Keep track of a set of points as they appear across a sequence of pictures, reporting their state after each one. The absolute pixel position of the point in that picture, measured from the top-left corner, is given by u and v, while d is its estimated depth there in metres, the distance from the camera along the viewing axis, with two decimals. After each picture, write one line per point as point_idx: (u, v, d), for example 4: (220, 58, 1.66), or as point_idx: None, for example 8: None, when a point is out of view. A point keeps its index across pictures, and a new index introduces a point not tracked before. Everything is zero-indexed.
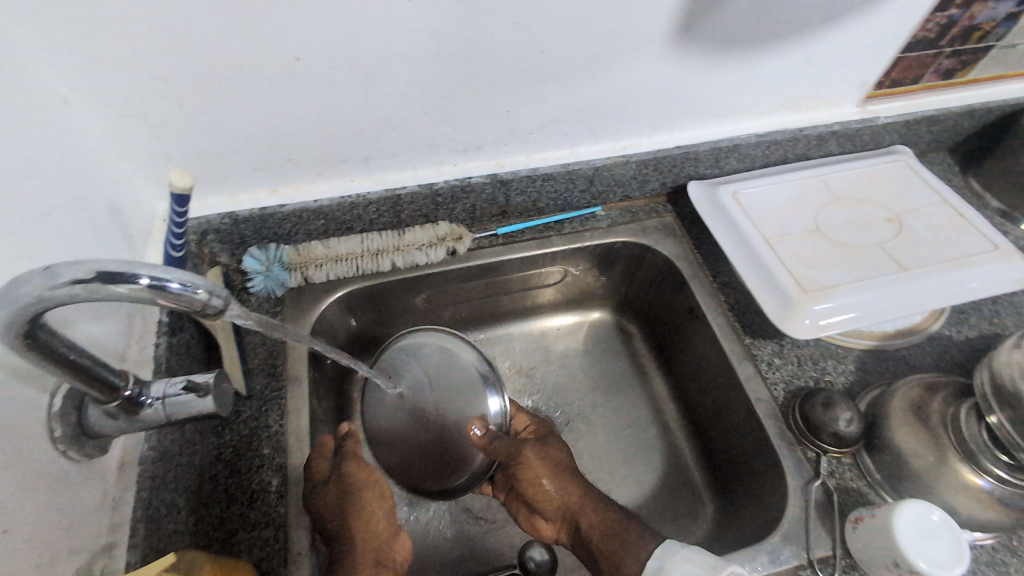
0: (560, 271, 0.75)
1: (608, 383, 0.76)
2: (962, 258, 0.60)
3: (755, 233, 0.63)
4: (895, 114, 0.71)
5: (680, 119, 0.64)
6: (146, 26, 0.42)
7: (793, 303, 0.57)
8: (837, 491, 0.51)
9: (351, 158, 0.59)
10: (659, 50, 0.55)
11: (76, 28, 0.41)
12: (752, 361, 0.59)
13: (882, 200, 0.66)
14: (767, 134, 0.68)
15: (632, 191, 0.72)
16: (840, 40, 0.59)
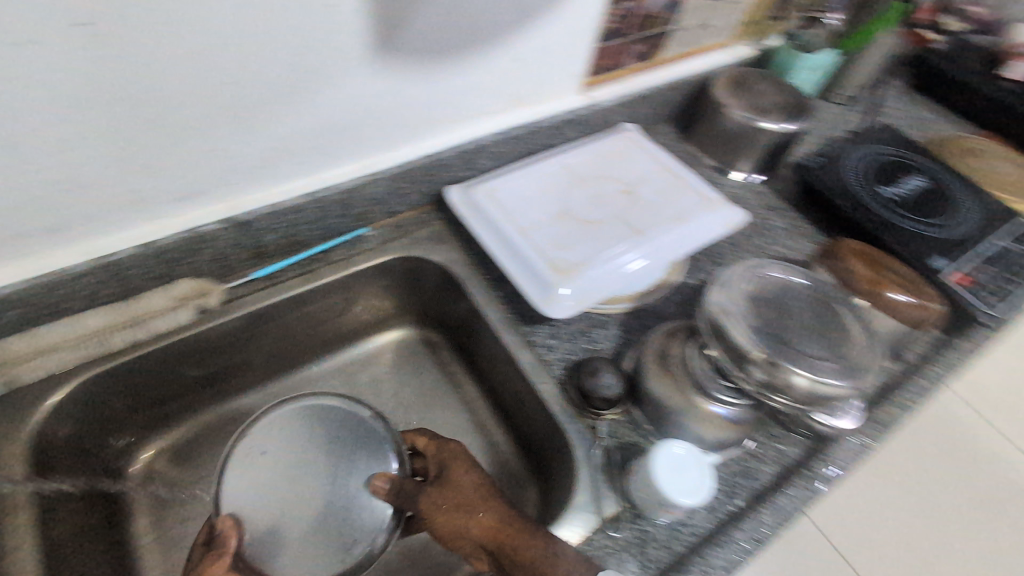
0: (344, 300, 0.72)
1: (420, 400, 0.75)
2: (681, 215, 0.71)
3: (511, 228, 0.66)
4: (613, 97, 0.80)
5: (417, 128, 0.65)
6: None
7: (551, 288, 0.61)
8: (617, 449, 0.55)
9: (32, 230, 0.49)
10: (367, 66, 0.54)
11: None
12: (531, 347, 0.62)
13: (613, 175, 0.75)
14: (507, 130, 0.72)
15: (396, 206, 0.71)
16: (539, 37, 0.64)
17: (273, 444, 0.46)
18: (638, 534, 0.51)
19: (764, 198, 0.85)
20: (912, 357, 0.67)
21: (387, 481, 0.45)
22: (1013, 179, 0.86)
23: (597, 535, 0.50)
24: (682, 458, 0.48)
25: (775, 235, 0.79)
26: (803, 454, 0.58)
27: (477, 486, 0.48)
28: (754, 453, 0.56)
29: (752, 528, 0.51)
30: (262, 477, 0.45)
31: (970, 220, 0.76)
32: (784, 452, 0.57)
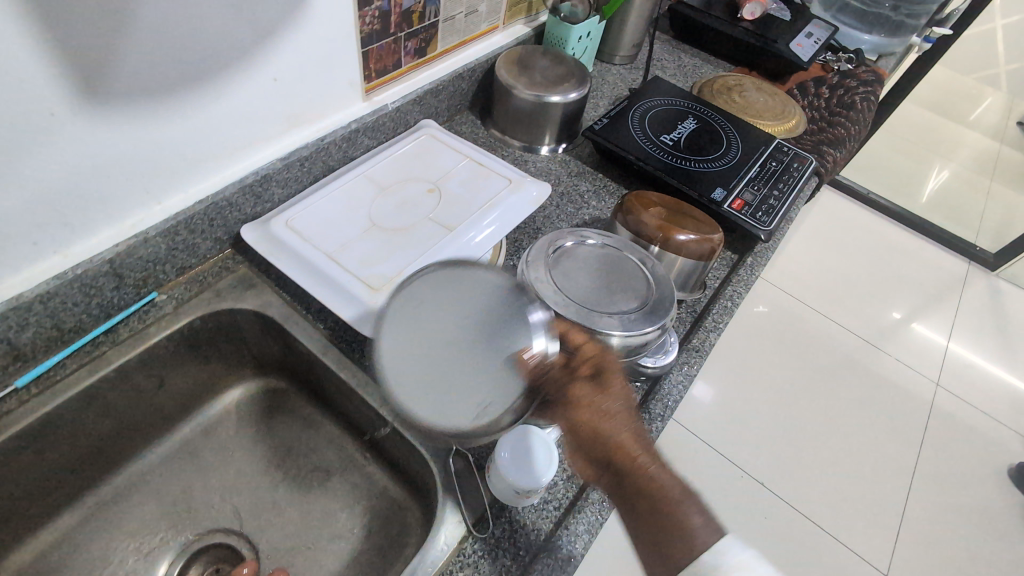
0: (153, 377, 0.63)
1: (278, 457, 0.70)
2: (488, 202, 0.72)
3: (316, 254, 0.63)
4: (399, 98, 0.79)
5: (181, 174, 0.58)
6: None
7: (369, 306, 0.59)
8: (472, 451, 0.56)
9: None
10: (84, 118, 0.47)
11: None
12: (368, 373, 0.60)
13: (417, 176, 0.74)
14: (290, 155, 0.68)
15: (186, 260, 0.63)
16: (289, 52, 0.61)
17: (422, 301, 0.45)
18: (506, 526, 0.52)
19: (568, 166, 0.90)
20: (713, 281, 0.76)
21: (534, 351, 0.42)
22: (763, 106, 1.00)
23: (465, 547, 0.50)
24: (527, 447, 0.50)
25: (583, 199, 0.84)
26: (644, 394, 0.62)
27: (618, 393, 0.43)
28: None
29: None
30: (417, 336, 0.43)
31: (734, 149, 0.87)
32: None
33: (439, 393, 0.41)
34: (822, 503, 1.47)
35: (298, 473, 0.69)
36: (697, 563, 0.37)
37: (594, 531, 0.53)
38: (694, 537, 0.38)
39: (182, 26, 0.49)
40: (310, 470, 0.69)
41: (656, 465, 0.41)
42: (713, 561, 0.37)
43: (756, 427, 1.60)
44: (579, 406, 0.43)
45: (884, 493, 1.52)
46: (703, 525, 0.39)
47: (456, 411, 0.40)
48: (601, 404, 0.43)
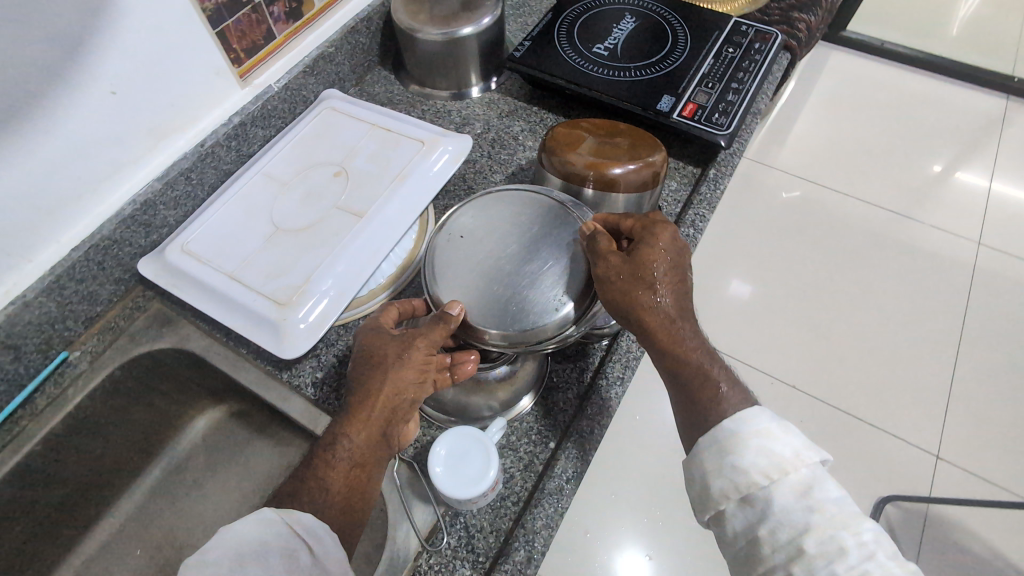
0: (92, 434, 0.61)
1: (247, 482, 0.66)
2: (401, 173, 0.64)
3: (218, 276, 0.57)
4: (284, 74, 0.70)
5: (41, 228, 0.53)
6: None
7: (279, 324, 0.54)
8: (415, 458, 0.51)
9: None
10: None
11: None
12: (299, 392, 0.56)
13: (321, 161, 0.66)
14: (169, 172, 0.61)
15: (86, 309, 0.59)
16: (119, 58, 0.53)
17: (474, 224, 0.50)
18: (462, 534, 0.47)
19: (497, 106, 0.79)
20: (673, 205, 0.67)
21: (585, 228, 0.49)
22: None
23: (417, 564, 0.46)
24: (478, 469, 0.45)
25: (517, 142, 0.74)
26: (606, 349, 0.55)
27: (665, 271, 0.47)
28: (554, 385, 0.54)
29: (563, 469, 0.49)
30: (473, 245, 0.49)
31: (680, 43, 0.74)
32: (585, 364, 0.55)
33: (522, 281, 0.47)
34: (862, 395, 1.40)
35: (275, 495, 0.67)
36: (716, 427, 0.44)
37: (556, 523, 0.48)
38: (730, 409, 0.45)
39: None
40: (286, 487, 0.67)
41: (689, 342, 0.47)
42: (736, 426, 0.44)
43: (785, 328, 1.51)
44: (626, 289, 0.46)
45: (929, 372, 1.42)
46: (731, 398, 0.46)
47: (522, 307, 0.45)
48: (644, 297, 0.46)
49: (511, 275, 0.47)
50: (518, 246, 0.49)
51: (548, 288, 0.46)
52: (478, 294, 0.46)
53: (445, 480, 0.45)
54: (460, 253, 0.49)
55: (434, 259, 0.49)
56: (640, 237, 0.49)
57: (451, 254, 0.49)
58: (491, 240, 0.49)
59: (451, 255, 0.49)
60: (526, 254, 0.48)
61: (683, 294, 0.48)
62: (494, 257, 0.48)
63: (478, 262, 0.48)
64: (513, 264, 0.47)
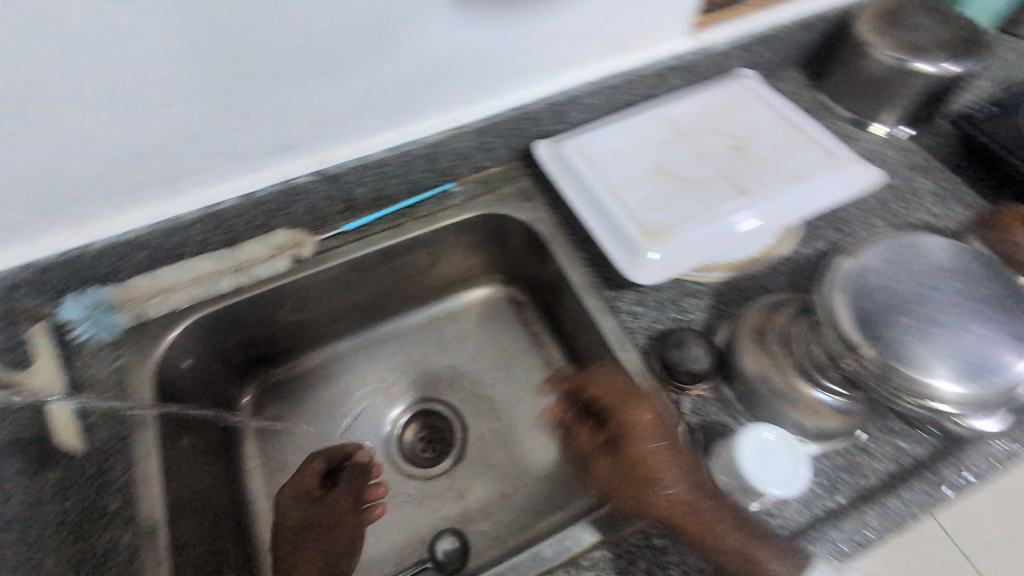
0: (430, 256, 0.72)
1: (501, 359, 0.78)
2: (797, 175, 0.61)
3: (601, 185, 0.62)
4: (729, 38, 0.70)
5: (504, 81, 0.61)
6: None
7: (639, 250, 0.57)
8: (699, 428, 0.52)
9: (149, 181, 0.53)
10: (457, 15, 0.52)
11: None
12: (614, 314, 0.59)
13: (721, 129, 0.66)
14: (602, 82, 0.66)
15: (482, 159, 0.69)
16: None
17: (897, 261, 0.46)
18: None
19: (906, 158, 0.72)
20: None
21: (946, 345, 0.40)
22: None
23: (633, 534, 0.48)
24: (776, 481, 0.44)
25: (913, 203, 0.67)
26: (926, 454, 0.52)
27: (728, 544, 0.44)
28: (859, 448, 0.51)
29: (852, 530, 0.47)
30: (896, 279, 0.45)
31: None
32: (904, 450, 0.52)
33: (947, 342, 0.41)
34: None
35: (515, 380, 0.76)
36: None
37: None
38: None
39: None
40: (523, 380, 0.76)
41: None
42: None
43: None
44: (669, 514, 0.45)
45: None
46: None
47: (941, 365, 0.39)
48: (660, 498, 0.46)
49: (936, 329, 0.41)
50: (952, 309, 0.43)
51: (978, 368, 0.40)
52: (887, 326, 0.42)
53: (745, 453, 0.45)
54: (875, 277, 0.45)
55: (844, 268, 0.46)
56: (709, 494, 0.45)
57: (866, 271, 0.45)
58: (917, 287, 0.44)
59: (864, 273, 0.45)
60: (961, 319, 0.42)
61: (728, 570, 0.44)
62: (916, 302, 0.43)
63: (899, 298, 0.43)
64: (940, 322, 0.42)
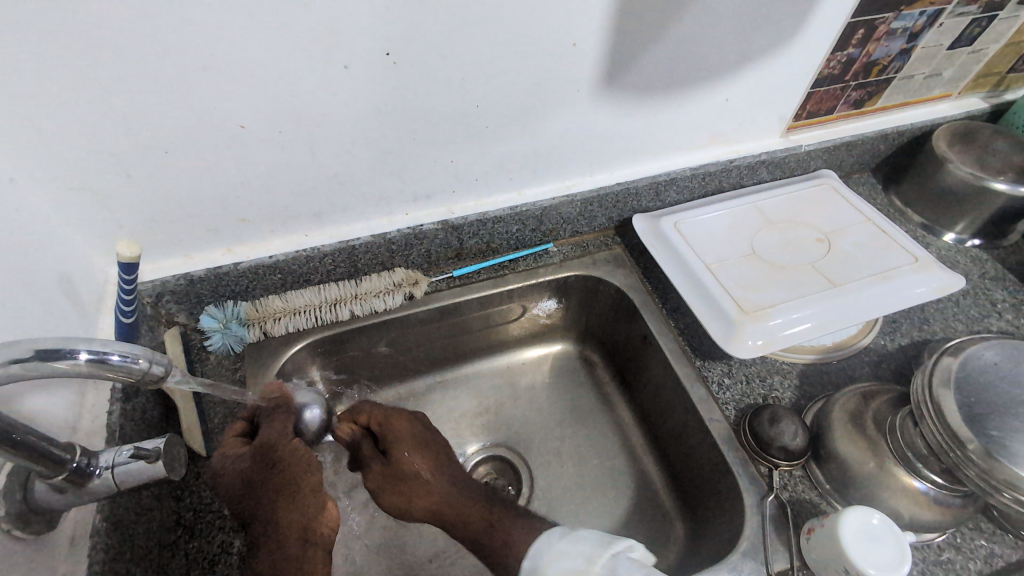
0: (521, 306, 0.77)
1: (573, 412, 0.78)
2: (886, 272, 0.64)
3: (695, 260, 0.66)
4: (816, 142, 0.77)
5: (616, 159, 0.68)
6: (155, 124, 0.47)
7: (734, 324, 0.60)
8: (789, 503, 0.53)
9: (301, 214, 0.60)
10: (592, 99, 0.59)
11: (32, 125, 0.44)
12: (703, 382, 0.62)
13: (810, 221, 0.71)
14: (700, 168, 0.73)
15: (581, 227, 0.75)
16: (753, 81, 0.65)
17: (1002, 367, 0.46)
18: None
19: (982, 265, 0.75)
20: None
21: None
22: None
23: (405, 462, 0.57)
24: (880, 563, 0.44)
25: (993, 308, 0.70)
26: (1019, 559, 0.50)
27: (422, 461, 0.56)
28: (953, 544, 0.51)
29: None
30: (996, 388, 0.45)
31: None
32: (1000, 552, 0.51)
33: None
34: None
35: (587, 440, 0.75)
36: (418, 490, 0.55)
37: None
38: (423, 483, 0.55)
39: (687, 50, 0.57)
40: (596, 440, 0.75)
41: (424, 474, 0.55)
42: None
43: None
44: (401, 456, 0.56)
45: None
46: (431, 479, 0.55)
47: None
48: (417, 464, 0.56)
49: None
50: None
51: None
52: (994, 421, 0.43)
53: (847, 523, 0.46)
54: (969, 383, 0.46)
55: None
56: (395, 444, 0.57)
57: (973, 363, 0.47)
58: (1000, 383, 0.45)
59: (974, 363, 0.47)
60: None
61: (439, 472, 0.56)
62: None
63: (994, 398, 0.44)
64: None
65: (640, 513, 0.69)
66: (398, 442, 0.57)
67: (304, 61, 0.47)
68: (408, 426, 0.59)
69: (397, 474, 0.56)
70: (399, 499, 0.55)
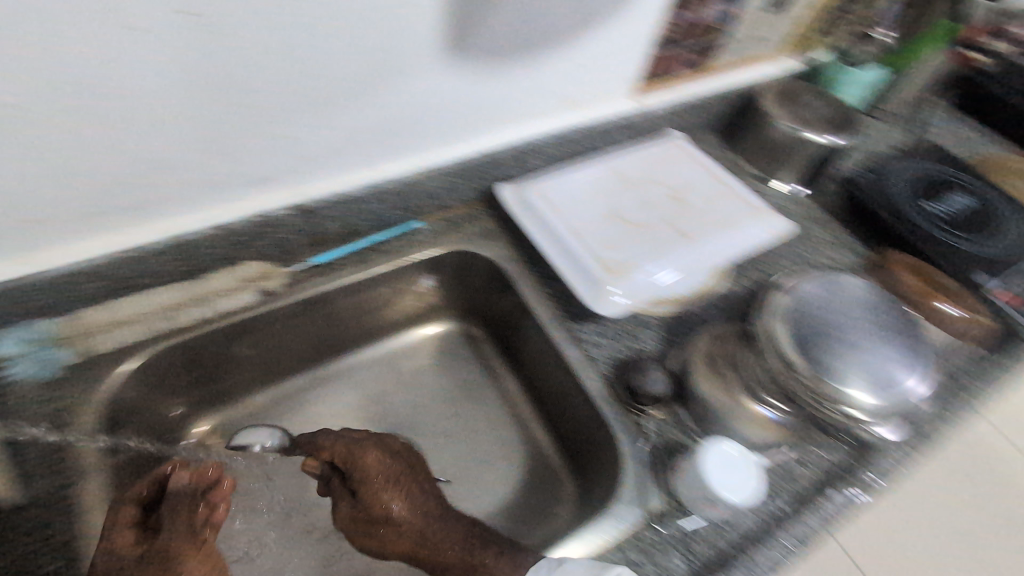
0: (394, 289, 0.73)
1: (460, 390, 0.77)
2: (724, 222, 0.71)
3: (560, 225, 0.67)
4: (662, 102, 0.80)
5: (474, 127, 0.66)
6: None
7: (599, 284, 0.62)
8: (661, 447, 0.57)
9: (113, 210, 0.51)
10: (438, 64, 0.56)
11: None
12: (577, 343, 0.64)
13: (662, 179, 0.75)
14: (558, 133, 0.73)
15: (447, 200, 0.73)
16: (597, 43, 0.66)
17: (815, 296, 0.53)
18: (684, 531, 0.51)
19: (807, 208, 0.84)
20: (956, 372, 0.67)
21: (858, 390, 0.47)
22: None
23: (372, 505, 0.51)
24: (736, 488, 0.49)
25: (817, 245, 0.79)
26: (847, 462, 0.58)
27: (400, 497, 0.51)
28: (798, 459, 0.57)
29: (799, 530, 0.52)
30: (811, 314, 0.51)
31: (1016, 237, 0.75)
32: (832, 458, 0.58)
33: None
34: None
35: (476, 416, 0.74)
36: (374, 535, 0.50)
37: (775, 570, 0.50)
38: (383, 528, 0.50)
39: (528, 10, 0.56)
40: (485, 414, 0.75)
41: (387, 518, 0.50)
42: None
43: None
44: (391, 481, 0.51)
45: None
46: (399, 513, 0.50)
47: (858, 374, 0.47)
48: (388, 501, 0.50)
49: (859, 355, 0.48)
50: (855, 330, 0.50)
51: (876, 376, 0.47)
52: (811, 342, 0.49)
53: (710, 455, 0.50)
54: (790, 311, 0.52)
55: None
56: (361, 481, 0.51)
57: (794, 294, 0.53)
58: (813, 310, 0.52)
59: (795, 294, 0.53)
60: (843, 335, 0.50)
61: (420, 502, 0.51)
62: (837, 332, 0.50)
63: (809, 323, 0.51)
64: (837, 333, 0.50)
65: (533, 479, 0.70)
66: (372, 480, 0.51)
67: (75, 24, 0.39)
68: (369, 461, 0.52)
69: (365, 519, 0.51)
70: (382, 502, 0.50)
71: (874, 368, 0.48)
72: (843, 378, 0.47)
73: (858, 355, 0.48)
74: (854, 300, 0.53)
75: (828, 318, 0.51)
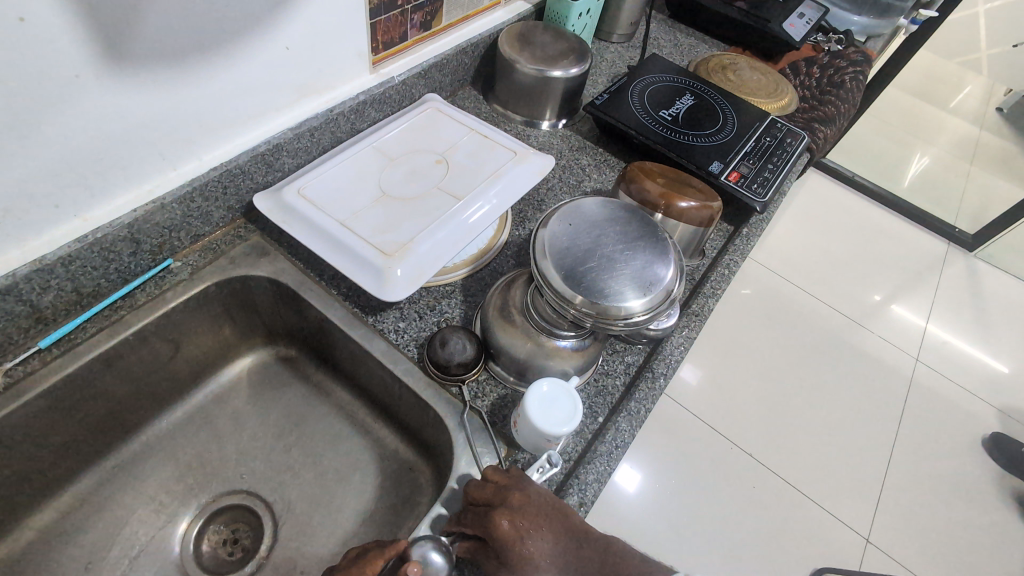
0: (170, 343, 0.65)
1: (287, 419, 0.71)
2: (496, 172, 0.72)
3: (328, 221, 0.63)
4: (405, 71, 0.78)
5: (194, 142, 0.59)
6: None
7: (382, 271, 0.60)
8: (482, 407, 0.59)
9: None
10: (106, 83, 0.48)
11: None
12: (381, 335, 0.62)
13: (425, 147, 0.74)
14: (300, 126, 0.68)
15: (198, 228, 0.65)
16: (303, 22, 0.61)
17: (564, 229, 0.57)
18: None
19: (570, 140, 0.90)
20: (711, 251, 0.78)
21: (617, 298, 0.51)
22: (756, 84, 0.99)
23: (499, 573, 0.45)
24: (560, 420, 0.51)
25: (584, 172, 0.85)
26: (642, 359, 0.65)
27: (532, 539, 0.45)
28: (603, 371, 0.63)
29: (613, 437, 0.57)
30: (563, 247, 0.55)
31: (731, 122, 0.88)
32: (630, 360, 0.65)
33: None
34: (802, 465, 1.59)
35: (311, 439, 0.70)
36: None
37: (603, 479, 0.55)
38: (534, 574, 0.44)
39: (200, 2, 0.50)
40: (321, 434, 0.71)
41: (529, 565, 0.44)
42: None
43: (746, 399, 1.71)
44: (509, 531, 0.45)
45: (863, 450, 1.64)
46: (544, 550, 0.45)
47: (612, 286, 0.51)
48: (528, 546, 0.45)
49: (609, 269, 0.53)
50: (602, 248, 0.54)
51: (628, 280, 0.52)
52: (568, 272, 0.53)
53: (529, 402, 0.52)
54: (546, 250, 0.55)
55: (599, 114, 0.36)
56: (496, 539, 0.46)
57: (546, 233, 0.56)
58: (565, 242, 0.55)
59: (547, 233, 0.56)
60: (593, 256, 0.54)
61: (560, 530, 0.46)
62: (588, 256, 0.54)
63: (563, 255, 0.54)
64: (588, 256, 0.54)
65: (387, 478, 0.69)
66: (507, 537, 0.45)
67: None
68: (505, 531, 0.45)
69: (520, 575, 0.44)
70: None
71: (624, 274, 0.52)
72: (601, 295, 0.51)
73: (609, 270, 0.53)
74: (598, 219, 0.58)
75: (578, 245, 0.55)
